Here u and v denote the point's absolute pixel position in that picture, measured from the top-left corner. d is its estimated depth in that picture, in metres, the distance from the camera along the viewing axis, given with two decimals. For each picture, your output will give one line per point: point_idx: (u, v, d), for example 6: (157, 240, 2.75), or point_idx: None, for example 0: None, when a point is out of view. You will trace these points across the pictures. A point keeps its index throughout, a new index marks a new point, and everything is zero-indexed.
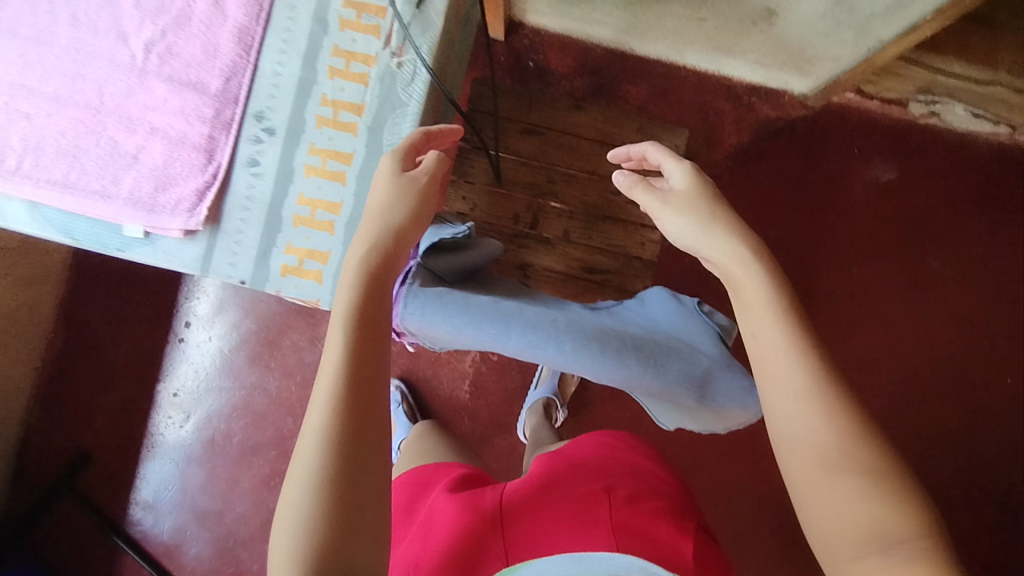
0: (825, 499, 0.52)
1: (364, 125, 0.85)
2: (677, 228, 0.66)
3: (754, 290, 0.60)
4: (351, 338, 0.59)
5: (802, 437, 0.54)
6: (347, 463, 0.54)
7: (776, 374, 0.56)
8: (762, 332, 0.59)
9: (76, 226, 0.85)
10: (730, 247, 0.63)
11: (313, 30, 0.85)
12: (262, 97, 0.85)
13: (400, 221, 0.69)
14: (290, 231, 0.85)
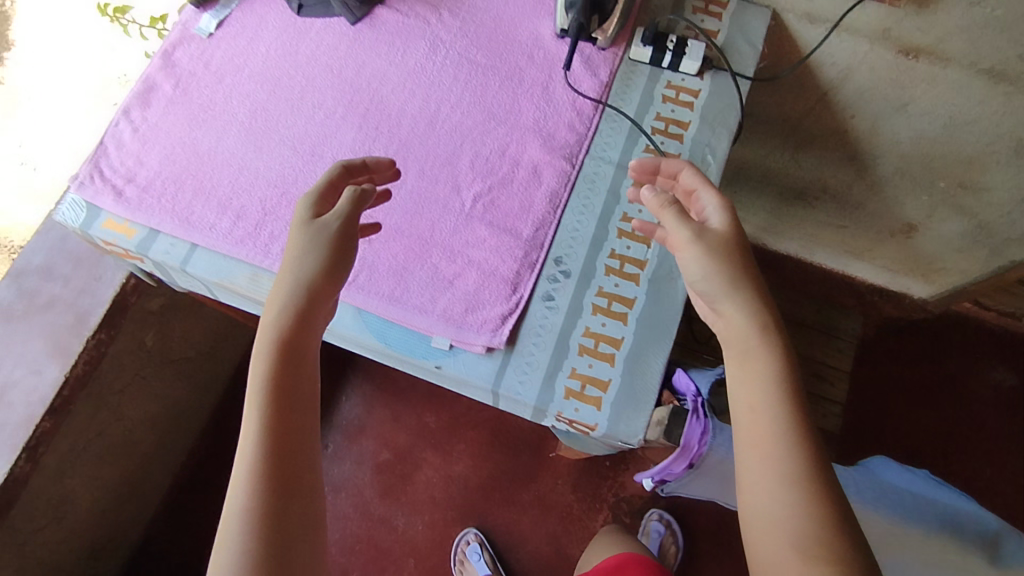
0: (768, 554, 0.69)
1: (645, 277, 1.00)
2: (692, 264, 0.83)
3: (757, 372, 0.77)
4: (274, 371, 0.74)
5: (769, 506, 0.71)
6: (275, 479, 0.69)
7: (761, 443, 0.73)
8: (755, 413, 0.75)
9: (389, 334, 0.96)
10: (742, 325, 0.80)
11: (608, 199, 1.04)
12: (561, 246, 1.01)
13: (314, 267, 0.79)
14: (576, 358, 0.95)
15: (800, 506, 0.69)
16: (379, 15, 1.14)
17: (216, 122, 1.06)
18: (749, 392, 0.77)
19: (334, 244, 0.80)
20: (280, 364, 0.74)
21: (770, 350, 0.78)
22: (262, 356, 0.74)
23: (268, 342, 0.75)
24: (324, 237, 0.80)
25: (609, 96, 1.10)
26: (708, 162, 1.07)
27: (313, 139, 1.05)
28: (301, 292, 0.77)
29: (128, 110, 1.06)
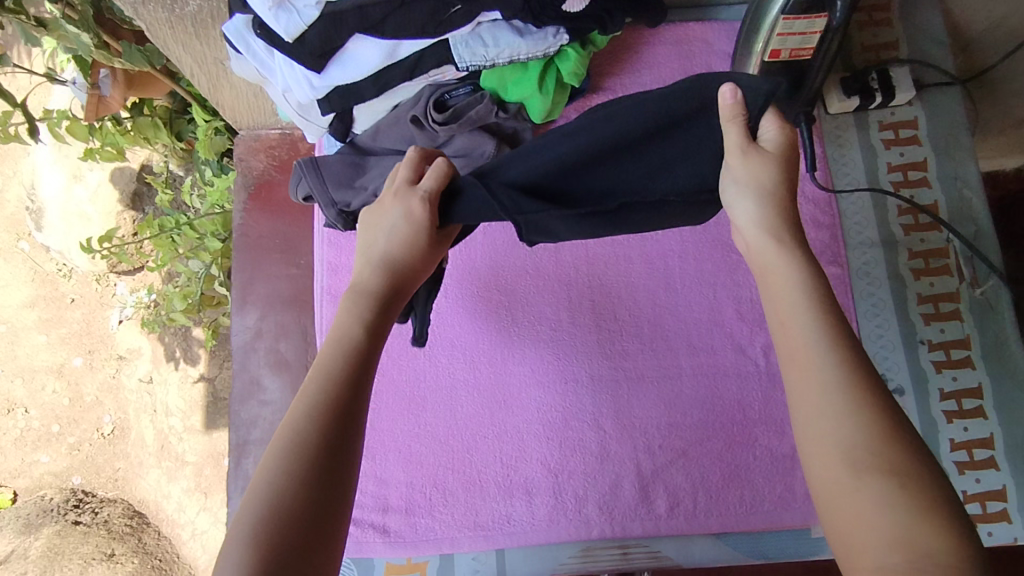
0: (848, 508, 0.50)
1: (978, 356, 0.89)
2: (736, 192, 0.63)
3: (791, 312, 0.58)
4: (375, 320, 0.64)
5: (830, 443, 0.52)
6: (328, 447, 0.56)
7: (802, 366, 0.56)
8: (788, 332, 0.58)
9: (766, 544, 0.86)
10: (794, 298, 0.58)
11: (894, 286, 0.92)
12: (878, 362, 0.90)
13: (405, 245, 0.66)
14: (961, 478, 0.87)
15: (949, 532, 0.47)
16: None
17: (438, 396, 0.90)
18: (807, 397, 0.55)
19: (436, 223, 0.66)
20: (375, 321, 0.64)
21: (795, 261, 0.60)
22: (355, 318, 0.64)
23: (359, 297, 0.65)
24: (422, 210, 0.65)
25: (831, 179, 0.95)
26: (968, 196, 0.94)
27: (556, 365, 0.90)
28: (397, 259, 0.66)
29: None
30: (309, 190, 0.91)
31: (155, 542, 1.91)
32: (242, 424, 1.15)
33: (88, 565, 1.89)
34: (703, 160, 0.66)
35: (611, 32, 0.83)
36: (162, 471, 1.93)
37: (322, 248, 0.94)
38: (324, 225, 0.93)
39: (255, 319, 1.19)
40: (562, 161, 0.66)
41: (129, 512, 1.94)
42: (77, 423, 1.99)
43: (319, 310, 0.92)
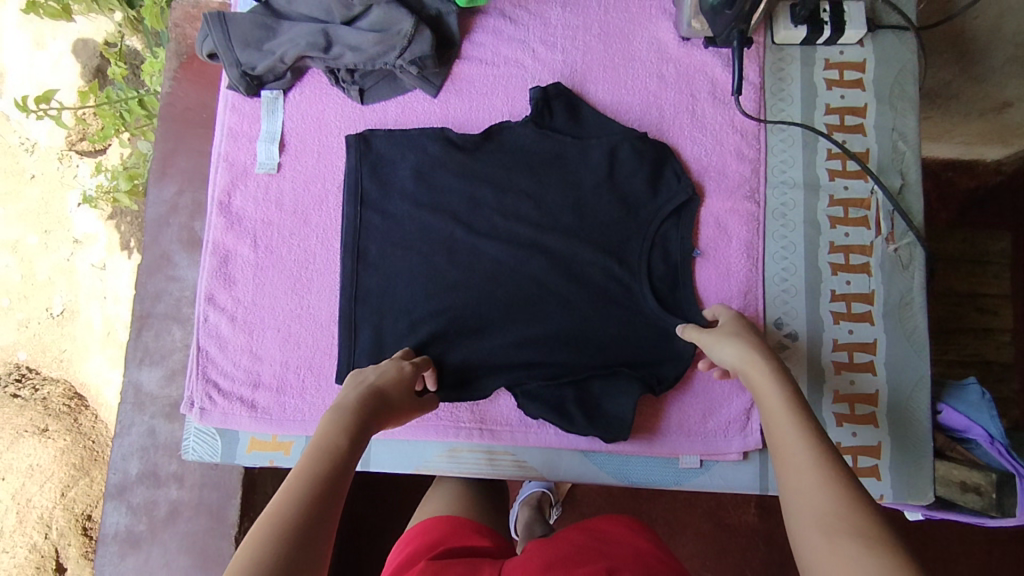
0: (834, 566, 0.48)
1: (879, 312, 0.87)
2: (719, 345, 0.74)
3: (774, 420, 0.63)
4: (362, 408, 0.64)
5: (811, 503, 0.53)
6: (320, 492, 0.52)
7: (784, 452, 0.58)
8: (772, 431, 0.61)
9: (630, 466, 0.85)
10: (770, 393, 0.65)
11: (808, 231, 0.89)
12: (777, 304, 0.87)
13: (389, 377, 0.72)
14: (836, 430, 0.85)
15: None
16: (461, 72, 0.90)
17: (325, 281, 0.86)
18: (810, 489, 0.54)
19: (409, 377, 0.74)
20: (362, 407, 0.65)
21: (768, 367, 0.68)
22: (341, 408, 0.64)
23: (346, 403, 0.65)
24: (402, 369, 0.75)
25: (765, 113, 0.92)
26: (902, 150, 0.90)
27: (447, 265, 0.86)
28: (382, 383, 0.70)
29: (211, 295, 0.85)
30: (213, 46, 0.86)
31: (90, 425, 1.65)
32: (147, 297, 1.12)
33: (18, 437, 1.62)
34: (682, 340, 0.83)
35: None
36: (107, 358, 1.68)
37: (224, 114, 0.89)
38: (227, 88, 0.88)
39: (171, 193, 1.15)
40: (548, 331, 0.84)
41: (72, 394, 1.68)
42: (26, 299, 1.74)
43: (213, 177, 0.89)
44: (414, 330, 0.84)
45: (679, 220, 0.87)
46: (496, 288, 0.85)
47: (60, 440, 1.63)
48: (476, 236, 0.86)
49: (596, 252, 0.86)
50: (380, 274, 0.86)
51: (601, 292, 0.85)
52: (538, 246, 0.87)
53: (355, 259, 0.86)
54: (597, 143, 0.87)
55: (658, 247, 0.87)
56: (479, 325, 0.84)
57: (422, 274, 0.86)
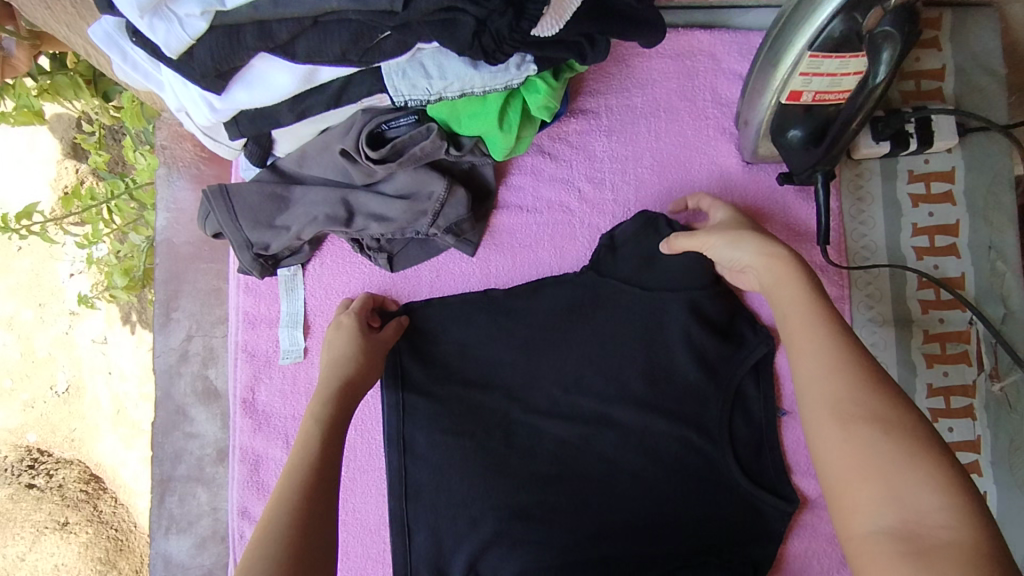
0: (840, 456, 0.50)
1: (987, 461, 0.78)
2: (730, 247, 0.66)
3: (798, 316, 0.58)
4: (330, 421, 0.66)
5: (821, 396, 0.53)
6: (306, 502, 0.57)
7: (802, 350, 0.56)
8: (795, 324, 0.58)
9: None
10: (791, 287, 0.60)
11: (902, 374, 0.79)
12: None
13: (346, 345, 0.72)
14: None
15: (957, 503, 0.45)
16: (499, 224, 0.81)
17: (371, 476, 0.78)
18: (819, 384, 0.53)
19: (366, 334, 0.73)
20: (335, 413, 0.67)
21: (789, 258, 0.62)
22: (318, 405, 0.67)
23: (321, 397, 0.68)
24: (352, 318, 0.73)
25: (845, 250, 0.83)
26: (1001, 271, 0.80)
27: (499, 455, 0.73)
28: (344, 355, 0.71)
29: (245, 508, 0.76)
30: (221, 230, 0.76)
31: (111, 511, 1.46)
32: (166, 458, 1.03)
33: (39, 535, 1.46)
34: (774, 518, 0.71)
35: (590, 64, 0.65)
36: (118, 439, 1.48)
37: (238, 296, 0.81)
38: (239, 270, 0.78)
39: (180, 338, 1.05)
40: (625, 525, 0.71)
41: (89, 477, 1.49)
42: (29, 378, 1.52)
43: (233, 369, 0.79)
44: (475, 528, 0.72)
45: (760, 376, 0.73)
46: (551, 479, 0.72)
47: (82, 534, 1.45)
48: (535, 415, 0.74)
49: (673, 425, 0.72)
50: (431, 467, 0.74)
51: (681, 466, 0.71)
52: (605, 419, 0.73)
53: (401, 453, 0.74)
54: (672, 295, 0.73)
55: (738, 407, 0.73)
56: (547, 517, 0.71)
57: (478, 464, 0.73)
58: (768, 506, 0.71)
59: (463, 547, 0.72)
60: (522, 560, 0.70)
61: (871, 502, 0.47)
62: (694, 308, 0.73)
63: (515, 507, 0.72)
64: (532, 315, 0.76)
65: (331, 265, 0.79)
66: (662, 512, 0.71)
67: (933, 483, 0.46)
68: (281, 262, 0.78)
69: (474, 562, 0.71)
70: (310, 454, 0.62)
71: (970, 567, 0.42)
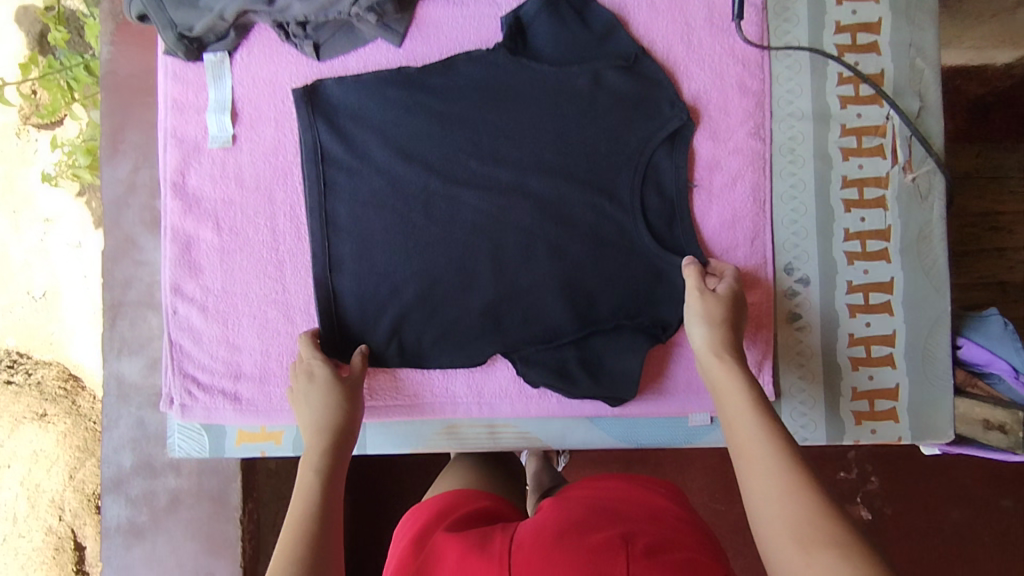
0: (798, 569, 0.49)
1: (895, 249, 0.82)
2: (695, 324, 0.73)
3: (746, 445, 0.60)
4: (329, 467, 0.67)
5: (776, 519, 0.53)
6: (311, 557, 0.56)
7: (749, 457, 0.58)
8: (742, 452, 0.60)
9: (639, 430, 0.82)
10: (741, 418, 0.62)
11: (820, 168, 0.82)
12: (786, 249, 0.82)
13: (324, 402, 0.73)
14: (852, 375, 0.82)
15: None
16: (425, 16, 0.81)
17: (299, 258, 0.79)
18: (773, 518, 0.53)
19: (343, 382, 0.75)
20: (329, 461, 0.68)
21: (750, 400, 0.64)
22: (315, 464, 0.67)
23: (315, 451, 0.69)
24: (325, 368, 0.75)
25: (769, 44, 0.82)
26: (920, 68, 0.82)
27: (426, 229, 0.79)
28: (327, 423, 0.72)
29: (178, 284, 0.79)
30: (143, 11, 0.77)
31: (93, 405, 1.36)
32: (117, 283, 1.06)
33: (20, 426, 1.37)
34: (678, 282, 0.79)
35: None
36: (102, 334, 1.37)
37: (167, 84, 0.81)
38: (166, 54, 0.79)
39: (126, 170, 1.06)
40: (544, 291, 0.79)
41: (68, 376, 1.39)
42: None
43: (164, 155, 0.80)
44: (398, 295, 0.79)
45: (673, 147, 0.80)
46: (476, 250, 0.79)
47: (62, 424, 1.36)
48: (456, 186, 0.79)
49: (586, 194, 0.79)
50: (356, 237, 0.79)
51: (591, 233, 0.79)
52: (522, 191, 0.79)
53: (324, 224, 0.78)
54: (575, 69, 0.79)
55: (651, 180, 0.80)
56: (466, 283, 0.79)
57: (401, 236, 0.79)
58: (673, 269, 0.79)
59: (388, 313, 0.79)
60: (444, 321, 0.79)
61: None
62: (604, 82, 0.79)
63: (434, 275, 0.79)
64: (449, 90, 0.79)
65: (256, 50, 0.80)
66: (577, 279, 0.79)
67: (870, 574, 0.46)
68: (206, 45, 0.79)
69: (399, 327, 0.79)
70: (314, 503, 0.62)
71: None
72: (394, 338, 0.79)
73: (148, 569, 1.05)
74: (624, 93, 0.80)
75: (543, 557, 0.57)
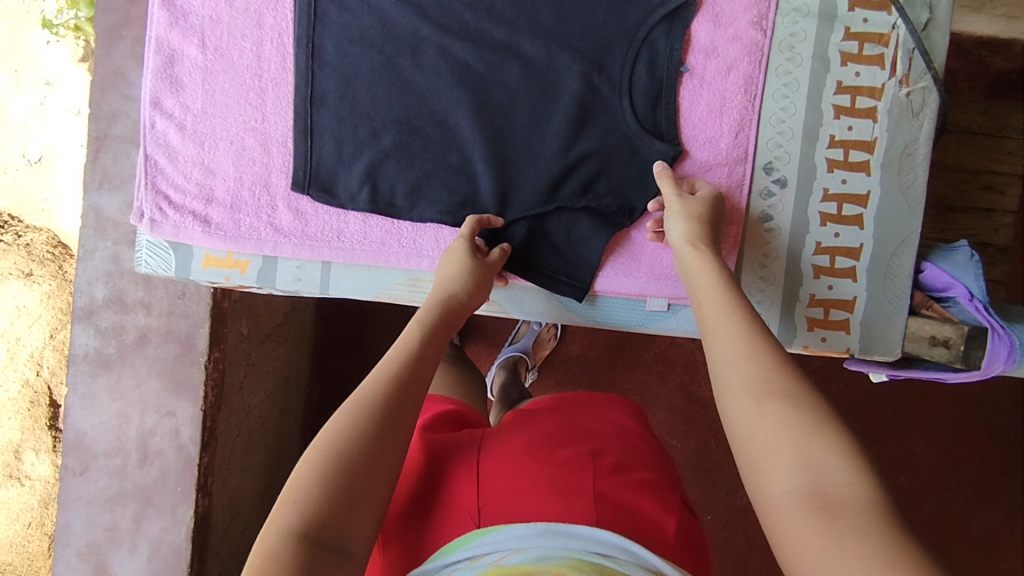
0: (756, 426, 0.50)
1: (877, 163, 0.81)
2: (677, 216, 0.71)
3: (716, 310, 0.61)
4: (433, 333, 0.65)
5: (735, 374, 0.54)
6: (376, 433, 0.54)
7: (717, 325, 0.59)
8: (712, 316, 0.61)
9: (598, 309, 0.82)
10: (711, 285, 0.64)
11: (815, 69, 0.80)
12: (769, 148, 0.81)
13: (457, 277, 0.71)
14: (812, 282, 0.81)
15: (855, 466, 0.46)
16: None
17: (282, 88, 0.78)
18: (732, 371, 0.54)
19: (480, 263, 0.73)
20: (437, 333, 0.66)
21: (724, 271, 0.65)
22: (418, 330, 0.65)
23: (423, 319, 0.66)
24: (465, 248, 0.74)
25: None
26: None
27: (410, 76, 0.78)
28: (449, 288, 0.70)
29: (157, 98, 0.78)
30: None
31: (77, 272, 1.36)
32: (103, 116, 1.05)
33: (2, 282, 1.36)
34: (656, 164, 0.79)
35: None
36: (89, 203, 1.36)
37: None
38: None
39: (123, 2, 1.04)
40: (522, 155, 0.78)
41: (57, 243, 1.38)
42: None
43: None
44: (376, 139, 0.78)
45: (672, 25, 0.78)
46: (458, 104, 0.78)
47: (47, 285, 1.36)
48: (445, 35, 0.77)
49: (576, 62, 0.78)
50: (339, 74, 0.77)
51: (576, 103, 0.78)
52: (513, 50, 0.78)
53: (310, 56, 0.77)
54: None
55: (644, 57, 0.78)
56: (445, 137, 0.78)
57: (384, 78, 0.78)
58: (651, 149, 0.78)
59: (361, 157, 0.78)
60: (416, 173, 0.78)
61: (793, 445, 0.48)
62: None
63: (410, 124, 0.78)
64: None
65: None
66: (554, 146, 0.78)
67: (833, 436, 0.48)
68: None
69: (371, 172, 0.78)
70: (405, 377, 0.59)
71: (868, 522, 0.42)
72: (366, 183, 0.78)
73: (112, 401, 1.05)
74: None
75: (512, 469, 0.60)
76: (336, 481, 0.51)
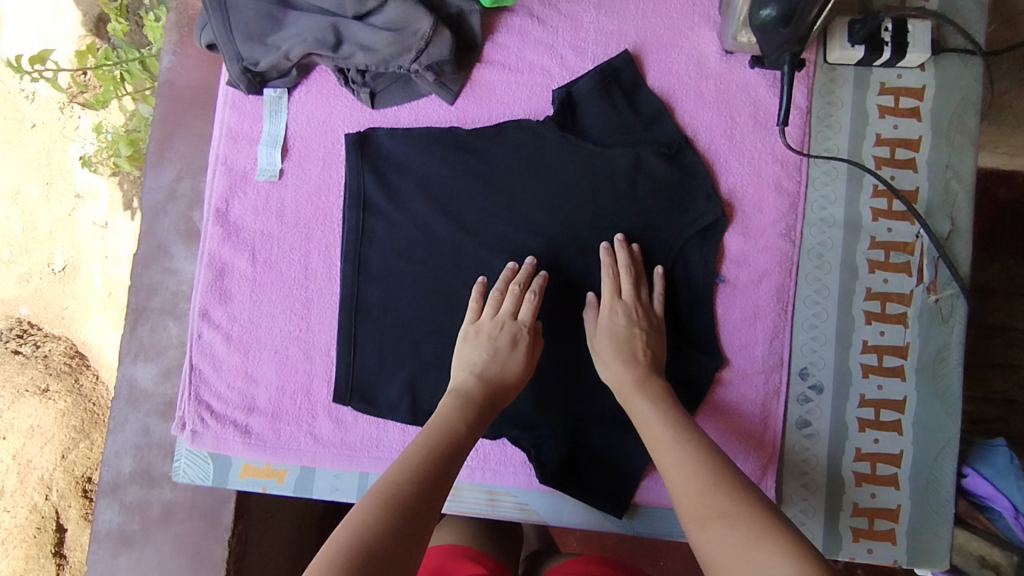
0: (714, 552, 0.53)
1: (910, 368, 0.82)
2: (606, 347, 0.75)
3: (663, 440, 0.65)
4: (472, 422, 0.68)
5: (686, 503, 0.58)
6: (401, 500, 0.55)
7: (666, 456, 0.64)
8: (660, 446, 0.65)
9: (636, 518, 0.80)
10: (650, 414, 0.69)
11: (844, 277, 0.82)
12: (804, 353, 0.82)
13: (499, 352, 0.74)
14: (855, 490, 0.81)
15: (794, 554, 0.48)
16: (480, 78, 0.83)
17: (327, 298, 0.80)
18: (686, 497, 0.58)
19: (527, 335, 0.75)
20: (474, 419, 0.68)
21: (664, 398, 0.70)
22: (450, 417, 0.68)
23: (454, 406, 0.69)
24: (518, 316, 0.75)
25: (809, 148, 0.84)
26: (954, 190, 0.82)
27: (451, 287, 0.80)
28: (497, 370, 0.73)
29: (205, 310, 0.80)
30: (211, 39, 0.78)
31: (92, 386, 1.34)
32: (142, 289, 1.07)
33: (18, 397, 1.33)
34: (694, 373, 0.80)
35: None
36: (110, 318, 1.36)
37: (226, 112, 0.84)
38: (227, 84, 0.81)
39: (168, 179, 1.08)
40: (562, 364, 0.79)
41: (75, 353, 1.37)
42: (26, 253, 1.39)
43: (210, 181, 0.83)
44: (417, 350, 0.79)
45: (705, 240, 0.81)
46: None
47: (60, 402, 1.33)
48: (486, 250, 0.80)
49: None
50: (383, 286, 0.80)
51: None
52: (552, 263, 0.80)
53: (355, 270, 0.80)
54: (620, 151, 0.80)
55: (678, 269, 0.81)
56: None
57: (425, 290, 0.80)
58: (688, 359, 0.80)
59: (402, 368, 0.79)
60: None
61: (747, 556, 0.50)
62: (646, 165, 0.80)
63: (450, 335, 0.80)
64: (494, 155, 0.81)
65: (312, 98, 0.82)
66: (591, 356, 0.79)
67: (775, 533, 0.51)
68: (267, 81, 0.81)
69: (411, 384, 0.79)
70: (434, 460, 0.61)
71: None
72: (407, 394, 0.78)
73: None
74: (662, 178, 0.80)
75: None
76: (364, 543, 0.50)
